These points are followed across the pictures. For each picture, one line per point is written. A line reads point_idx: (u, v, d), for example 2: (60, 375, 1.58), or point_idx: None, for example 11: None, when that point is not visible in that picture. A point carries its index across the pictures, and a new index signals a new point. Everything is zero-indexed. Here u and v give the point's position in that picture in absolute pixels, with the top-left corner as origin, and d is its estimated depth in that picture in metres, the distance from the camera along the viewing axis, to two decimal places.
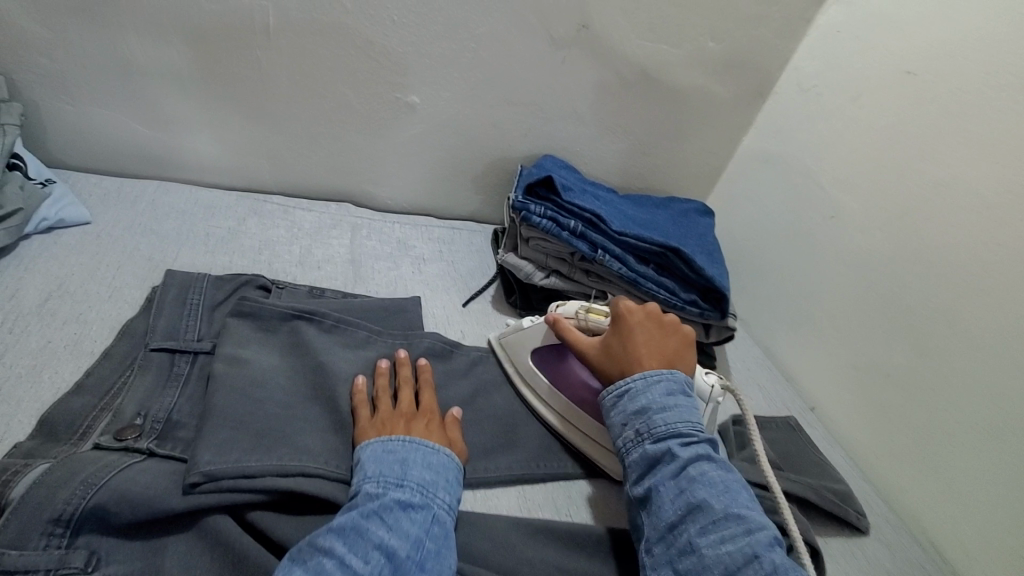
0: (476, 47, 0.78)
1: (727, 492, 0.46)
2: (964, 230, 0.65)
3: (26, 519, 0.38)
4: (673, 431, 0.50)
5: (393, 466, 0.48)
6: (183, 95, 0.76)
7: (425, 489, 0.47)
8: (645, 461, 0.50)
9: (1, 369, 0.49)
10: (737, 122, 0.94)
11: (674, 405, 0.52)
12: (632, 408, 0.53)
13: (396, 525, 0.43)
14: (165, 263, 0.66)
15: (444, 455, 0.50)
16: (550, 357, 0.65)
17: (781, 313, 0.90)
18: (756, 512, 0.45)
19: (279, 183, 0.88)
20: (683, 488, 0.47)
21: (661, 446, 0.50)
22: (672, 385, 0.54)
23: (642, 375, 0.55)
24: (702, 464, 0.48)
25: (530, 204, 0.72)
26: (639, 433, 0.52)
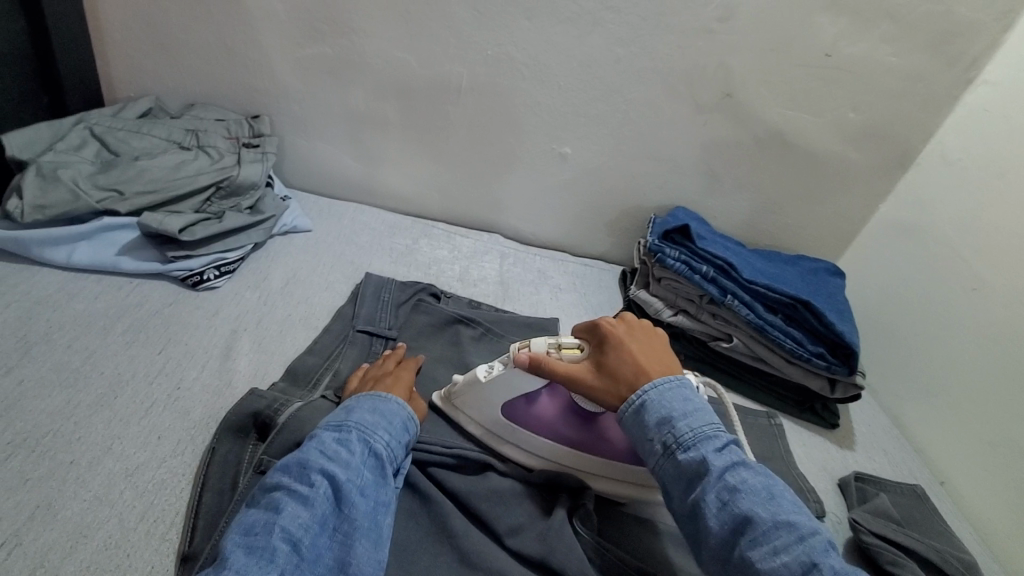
0: (627, 110, 0.90)
1: (770, 498, 0.45)
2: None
3: (284, 439, 0.50)
4: (701, 438, 0.49)
5: (339, 411, 0.51)
6: (387, 138, 0.95)
7: (365, 427, 0.50)
8: (680, 473, 0.49)
9: (260, 328, 0.65)
10: (875, 189, 0.96)
11: (694, 411, 0.51)
12: (654, 419, 0.51)
13: (335, 455, 0.46)
14: (363, 267, 0.82)
15: (393, 403, 0.54)
16: (519, 406, 0.59)
17: (913, 382, 0.88)
18: (801, 513, 0.45)
19: (443, 212, 1.04)
20: (726, 501, 0.45)
21: (694, 455, 0.48)
22: (686, 391, 0.53)
23: (654, 385, 0.53)
24: (739, 470, 0.47)
25: (665, 247, 0.81)
26: (668, 445, 0.50)
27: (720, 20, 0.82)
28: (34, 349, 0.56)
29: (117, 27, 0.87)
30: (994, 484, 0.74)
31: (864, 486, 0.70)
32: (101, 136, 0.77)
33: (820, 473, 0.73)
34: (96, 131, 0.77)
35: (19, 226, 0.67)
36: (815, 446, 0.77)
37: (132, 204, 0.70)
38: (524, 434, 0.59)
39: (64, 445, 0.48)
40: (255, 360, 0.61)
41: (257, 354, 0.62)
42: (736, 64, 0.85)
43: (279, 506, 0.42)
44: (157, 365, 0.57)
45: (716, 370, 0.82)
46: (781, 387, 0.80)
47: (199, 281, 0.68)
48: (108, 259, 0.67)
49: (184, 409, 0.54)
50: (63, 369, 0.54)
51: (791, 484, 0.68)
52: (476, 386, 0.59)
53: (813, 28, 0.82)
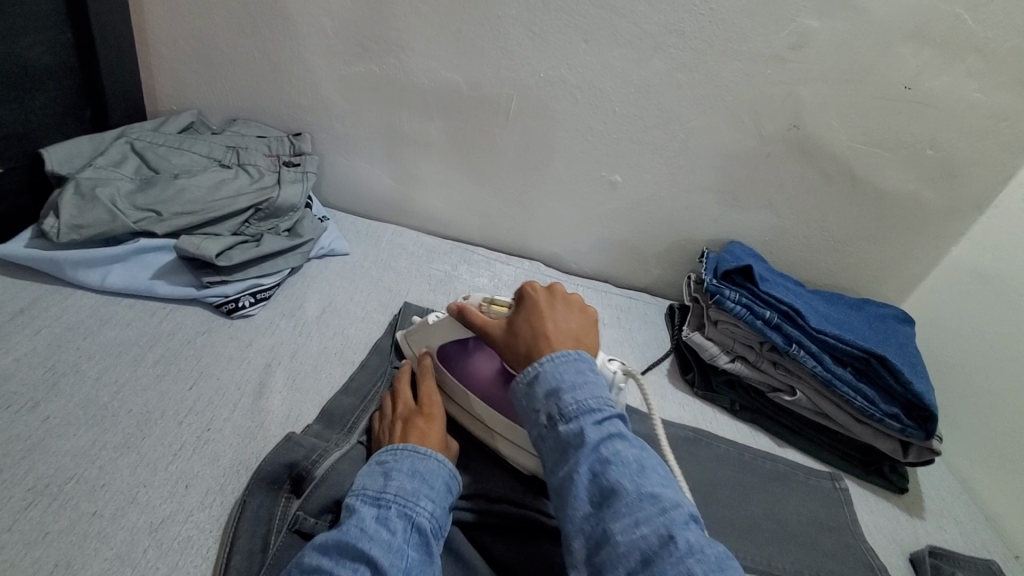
0: (684, 139, 0.85)
1: (641, 471, 0.41)
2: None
3: (323, 495, 0.47)
4: (584, 410, 0.45)
5: (377, 478, 0.46)
6: (430, 159, 0.91)
7: (407, 497, 0.44)
8: (559, 447, 0.45)
9: (295, 362, 0.62)
10: (949, 231, 0.89)
11: (583, 381, 0.47)
12: (543, 390, 0.47)
13: (375, 534, 0.40)
14: (402, 296, 0.79)
15: (433, 463, 0.48)
16: (456, 354, 0.62)
17: (989, 445, 0.80)
18: (670, 488, 0.41)
19: (484, 236, 1.00)
20: (596, 473, 0.42)
21: (573, 427, 0.45)
22: (581, 362, 0.49)
23: (550, 357, 0.49)
24: (614, 443, 0.43)
25: (724, 288, 0.75)
26: (551, 417, 0.46)
27: (791, 47, 0.76)
28: (62, 381, 0.53)
29: (165, 40, 0.85)
30: None
31: (940, 563, 0.63)
32: (141, 151, 0.75)
33: (890, 546, 0.66)
34: (136, 146, 0.75)
35: (54, 244, 0.65)
36: (884, 515, 0.70)
37: (170, 225, 0.67)
38: (452, 381, 0.61)
39: (88, 494, 0.45)
40: (289, 398, 0.57)
41: (291, 392, 0.58)
42: (806, 94, 0.80)
43: None
44: (187, 402, 0.54)
45: (773, 423, 0.76)
46: (845, 446, 0.74)
47: (233, 309, 0.65)
48: (142, 282, 0.65)
49: (213, 455, 0.50)
50: (91, 405, 0.52)
51: (859, 560, 0.62)
52: (425, 329, 0.63)
53: (892, 59, 0.76)
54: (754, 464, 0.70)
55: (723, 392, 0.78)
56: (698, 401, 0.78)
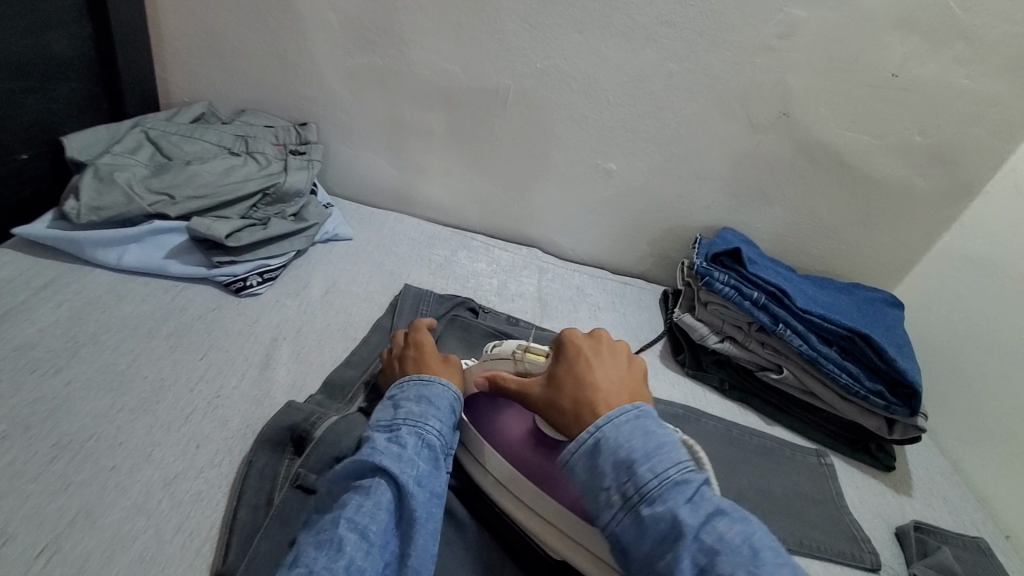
0: (677, 127, 0.87)
1: (753, 555, 0.39)
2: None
3: (322, 454, 0.50)
4: (667, 486, 0.42)
5: (389, 409, 0.50)
6: (431, 148, 0.94)
7: (415, 419, 0.48)
8: (643, 530, 0.42)
9: (299, 337, 0.65)
10: (939, 218, 0.90)
11: (657, 449, 0.44)
12: (611, 465, 0.44)
13: (387, 447, 0.45)
14: (402, 278, 0.82)
15: (437, 388, 0.52)
16: (487, 409, 0.59)
17: (978, 427, 0.82)
18: (786, 568, 0.38)
19: (483, 224, 1.03)
20: (704, 565, 0.39)
21: (659, 509, 0.42)
22: (644, 424, 0.46)
23: (608, 418, 0.46)
24: (716, 524, 0.41)
25: (714, 270, 0.78)
26: (629, 496, 0.43)
27: (780, 37, 0.79)
28: (82, 349, 0.57)
29: (177, 34, 0.89)
30: None
31: (924, 537, 0.65)
32: (155, 138, 0.79)
33: (874, 519, 0.68)
34: (151, 134, 0.79)
35: (74, 225, 0.68)
36: (869, 489, 0.72)
37: (182, 207, 0.71)
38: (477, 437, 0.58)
39: (107, 450, 0.48)
40: (293, 369, 0.61)
41: (296, 364, 0.61)
42: (796, 82, 0.82)
43: (343, 502, 0.42)
44: (198, 371, 0.57)
45: (763, 401, 0.79)
46: (832, 424, 0.76)
47: (242, 288, 0.69)
48: (156, 261, 0.68)
49: (222, 418, 0.53)
50: (109, 371, 0.55)
51: (841, 529, 0.64)
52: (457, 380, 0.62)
53: (880, 47, 0.78)
54: (742, 440, 0.73)
55: (714, 371, 0.81)
56: (689, 381, 0.81)
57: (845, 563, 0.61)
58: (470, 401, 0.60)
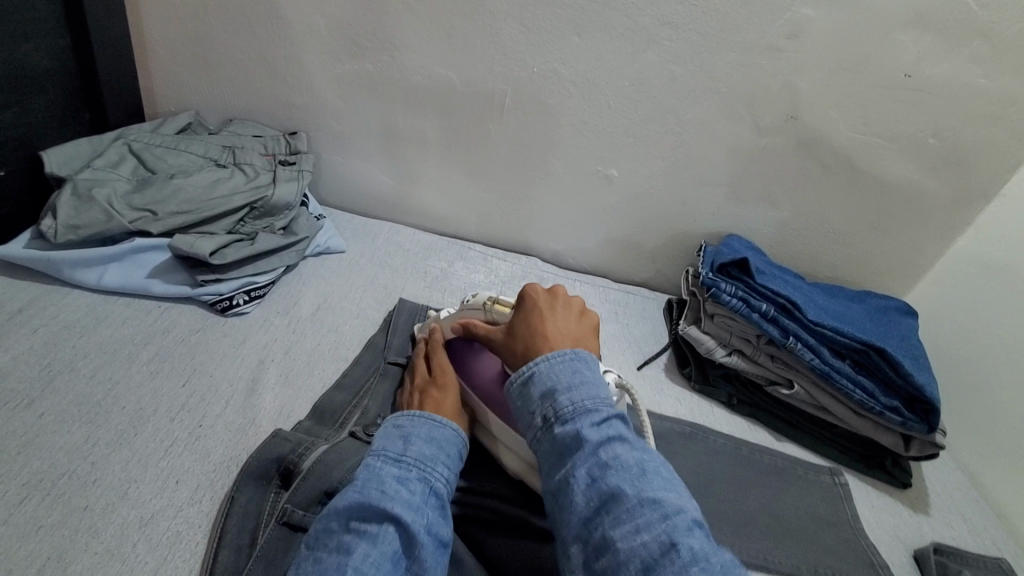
0: (680, 131, 0.84)
1: (641, 474, 0.43)
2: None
3: (310, 487, 0.47)
4: (580, 411, 0.47)
5: (396, 441, 0.49)
6: (426, 156, 0.91)
7: (425, 461, 0.47)
8: (555, 447, 0.46)
9: (288, 358, 0.62)
10: (953, 221, 0.87)
11: (580, 383, 0.48)
12: (539, 392, 0.49)
13: (396, 492, 0.44)
14: (397, 292, 0.79)
15: (449, 431, 0.51)
16: (460, 349, 0.63)
17: (999, 440, 0.78)
18: (671, 492, 0.42)
19: (481, 233, 1.00)
20: (595, 476, 0.43)
21: (569, 429, 0.46)
22: (576, 363, 0.50)
23: (546, 357, 0.50)
24: (614, 445, 0.45)
25: (721, 281, 0.74)
26: (547, 418, 0.48)
27: (787, 37, 0.75)
28: (58, 378, 0.54)
29: (162, 42, 0.86)
30: None
31: (945, 561, 0.62)
32: (138, 151, 0.76)
33: (892, 542, 0.65)
34: (133, 147, 0.76)
35: (52, 245, 0.66)
36: (886, 510, 0.69)
37: (165, 224, 0.68)
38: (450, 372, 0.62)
39: (80, 489, 0.46)
40: (281, 395, 0.58)
41: (283, 388, 0.59)
42: (803, 84, 0.79)
43: (350, 548, 0.41)
44: (180, 399, 0.55)
45: (773, 417, 0.76)
46: (845, 440, 0.73)
47: (228, 307, 0.66)
48: (138, 281, 0.65)
49: (204, 451, 0.51)
50: (85, 401, 0.52)
51: (858, 555, 0.61)
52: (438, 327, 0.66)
53: (892, 46, 0.75)
54: (752, 459, 0.70)
55: (721, 386, 0.77)
56: (696, 395, 0.78)
57: None
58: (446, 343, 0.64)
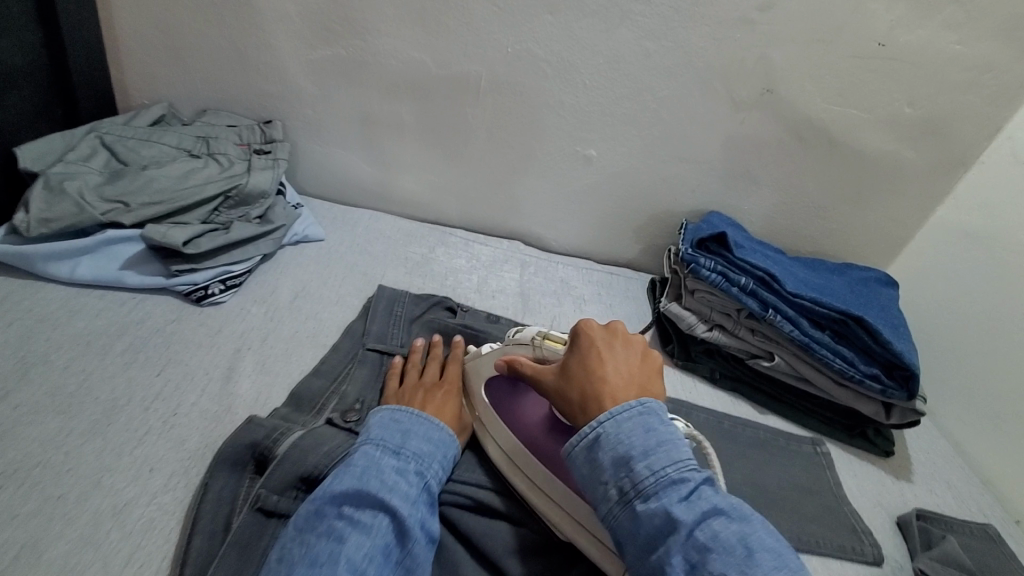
0: (658, 109, 0.84)
1: (747, 555, 0.39)
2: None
3: (284, 472, 0.47)
4: (662, 483, 0.43)
5: (394, 434, 0.50)
6: (404, 141, 0.91)
7: (422, 457, 0.49)
8: (638, 525, 0.43)
9: (264, 346, 0.62)
10: (932, 191, 0.87)
11: (657, 446, 0.44)
12: (610, 460, 0.45)
13: (394, 485, 0.45)
14: (377, 279, 0.78)
15: (445, 432, 0.52)
16: (506, 392, 0.60)
17: (979, 406, 0.79)
18: (782, 570, 0.38)
19: (462, 218, 0.99)
20: (694, 561, 0.39)
21: (654, 506, 0.42)
22: (646, 419, 0.46)
23: (610, 415, 0.47)
24: (710, 521, 0.41)
25: (699, 256, 0.74)
26: (625, 491, 0.44)
27: (760, 9, 0.75)
28: (31, 370, 0.53)
29: (131, 33, 0.85)
30: None
31: (927, 526, 0.62)
32: (110, 144, 0.75)
33: (875, 509, 0.65)
34: (106, 140, 0.75)
35: (24, 239, 0.65)
36: (868, 478, 0.69)
37: (137, 215, 0.68)
38: (492, 414, 0.58)
39: (54, 478, 0.46)
40: (257, 382, 0.58)
41: (259, 376, 0.58)
42: (779, 56, 0.78)
43: (344, 536, 0.41)
44: (155, 387, 0.55)
45: (755, 390, 0.76)
46: (827, 410, 0.74)
47: (203, 297, 0.66)
48: (111, 273, 0.65)
49: (179, 439, 0.51)
50: (58, 392, 0.52)
51: (839, 522, 0.61)
52: (474, 361, 0.62)
53: (866, 15, 0.74)
54: (734, 432, 0.70)
55: (703, 361, 0.78)
56: (678, 372, 0.78)
57: (845, 558, 0.58)
58: (488, 382, 0.62)
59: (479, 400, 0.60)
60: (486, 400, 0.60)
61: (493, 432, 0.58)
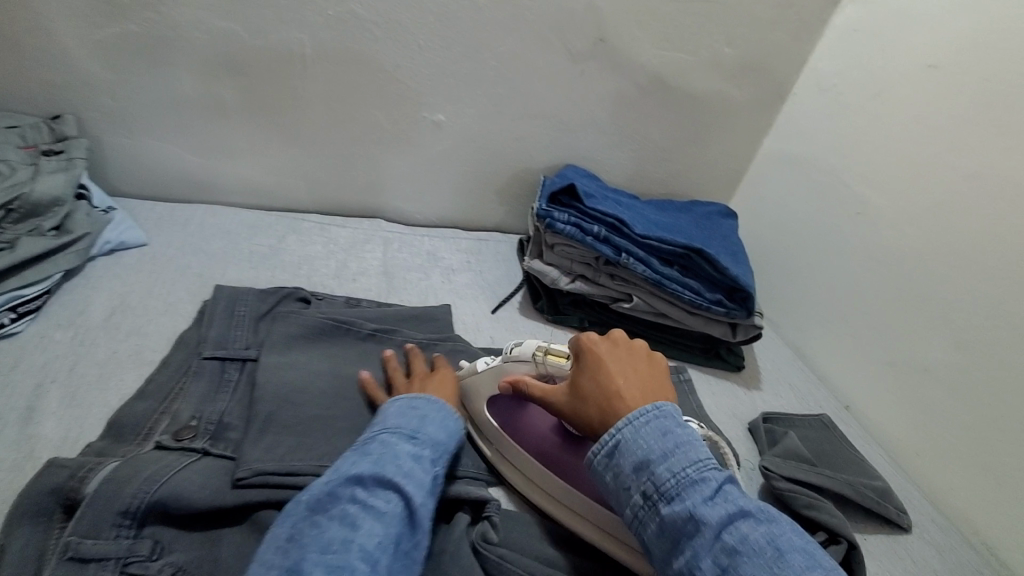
0: (498, 66, 0.82)
1: (776, 556, 0.39)
2: (1009, 217, 0.63)
3: (96, 512, 0.41)
4: (684, 484, 0.43)
5: (410, 421, 0.50)
6: (230, 124, 0.82)
7: (437, 445, 0.50)
8: (666, 531, 0.42)
9: (75, 377, 0.55)
10: (757, 123, 0.95)
11: (674, 449, 0.44)
12: (630, 465, 0.45)
13: (411, 472, 0.45)
14: (214, 279, 0.71)
15: (454, 418, 0.53)
16: (510, 408, 0.61)
17: (810, 312, 0.88)
18: (814, 568, 0.38)
19: (313, 201, 0.92)
20: (725, 566, 0.39)
21: (679, 509, 0.42)
22: (662, 422, 0.46)
23: (627, 421, 0.46)
24: (737, 523, 0.41)
25: (553, 211, 0.75)
26: (648, 495, 0.43)
27: None
28: None
29: None
30: (893, 400, 0.75)
31: (772, 427, 0.69)
32: None
33: (731, 421, 0.72)
34: None
35: None
36: (725, 394, 0.76)
37: None
38: (503, 435, 0.59)
39: None
40: (65, 418, 0.51)
41: (68, 411, 0.51)
42: (606, 5, 0.79)
43: (357, 521, 0.41)
44: None
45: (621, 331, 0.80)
46: (686, 339, 0.79)
47: None
48: None
49: None
50: None
51: None
52: (473, 378, 0.61)
53: None
54: None
55: (571, 312, 0.80)
56: (550, 327, 0.79)
57: None
58: (492, 400, 0.62)
59: (487, 423, 0.60)
60: (493, 422, 0.60)
61: (506, 451, 0.59)
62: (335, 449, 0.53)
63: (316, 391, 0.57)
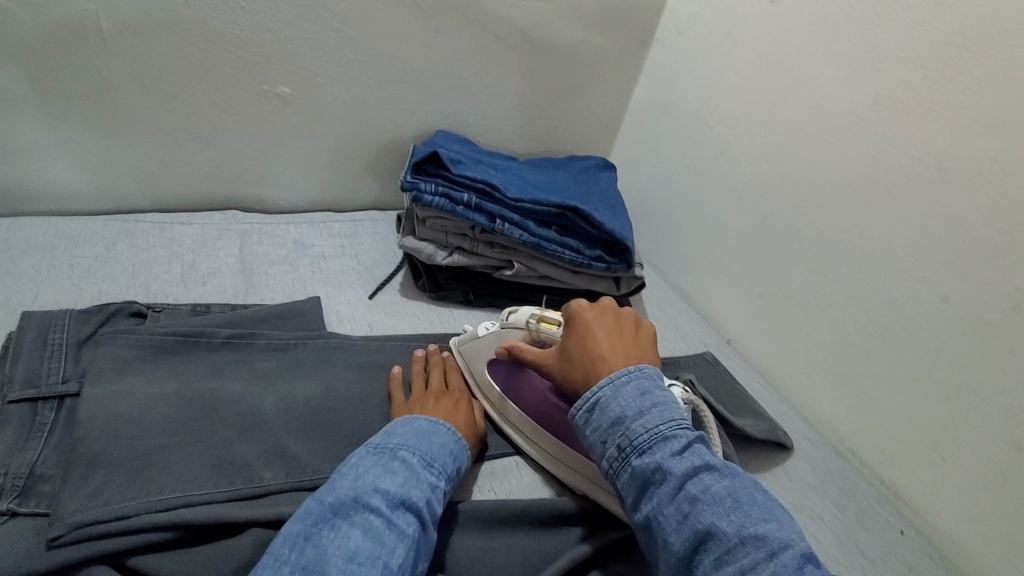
0: (341, 26, 0.74)
1: (736, 507, 0.39)
2: (846, 146, 0.66)
3: None
4: (657, 440, 0.43)
5: (428, 445, 0.50)
6: (23, 119, 0.68)
7: (449, 475, 0.50)
8: (636, 481, 0.43)
9: None
10: (624, 70, 0.94)
11: (651, 406, 0.45)
12: (607, 421, 0.45)
13: (428, 502, 0.45)
14: (23, 306, 0.60)
15: (464, 448, 0.53)
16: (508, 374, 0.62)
17: (689, 255, 0.91)
18: (774, 522, 0.39)
19: (153, 199, 0.81)
20: (686, 514, 0.40)
21: (649, 462, 0.43)
22: (643, 383, 0.47)
23: (609, 380, 0.47)
24: (702, 476, 0.41)
25: (419, 182, 0.69)
26: (622, 449, 0.44)
27: None
28: None
29: None
30: (766, 330, 0.79)
31: None
32: None
33: None
34: None
35: None
36: None
37: None
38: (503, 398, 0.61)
39: None
40: None
41: None
42: None
43: (381, 536, 0.41)
44: None
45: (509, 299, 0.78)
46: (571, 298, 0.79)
47: None
48: None
49: None
50: None
51: None
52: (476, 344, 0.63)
53: None
54: None
55: (454, 287, 0.76)
56: (433, 306, 0.76)
57: None
58: (492, 365, 0.63)
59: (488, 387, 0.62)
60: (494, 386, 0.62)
61: (507, 413, 0.61)
62: (179, 478, 0.46)
63: (157, 419, 0.49)
